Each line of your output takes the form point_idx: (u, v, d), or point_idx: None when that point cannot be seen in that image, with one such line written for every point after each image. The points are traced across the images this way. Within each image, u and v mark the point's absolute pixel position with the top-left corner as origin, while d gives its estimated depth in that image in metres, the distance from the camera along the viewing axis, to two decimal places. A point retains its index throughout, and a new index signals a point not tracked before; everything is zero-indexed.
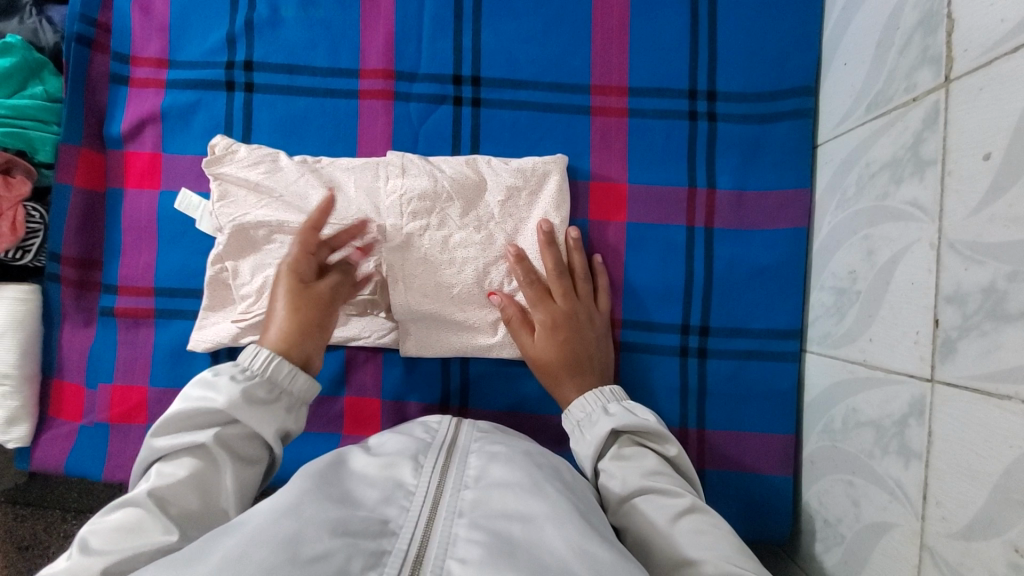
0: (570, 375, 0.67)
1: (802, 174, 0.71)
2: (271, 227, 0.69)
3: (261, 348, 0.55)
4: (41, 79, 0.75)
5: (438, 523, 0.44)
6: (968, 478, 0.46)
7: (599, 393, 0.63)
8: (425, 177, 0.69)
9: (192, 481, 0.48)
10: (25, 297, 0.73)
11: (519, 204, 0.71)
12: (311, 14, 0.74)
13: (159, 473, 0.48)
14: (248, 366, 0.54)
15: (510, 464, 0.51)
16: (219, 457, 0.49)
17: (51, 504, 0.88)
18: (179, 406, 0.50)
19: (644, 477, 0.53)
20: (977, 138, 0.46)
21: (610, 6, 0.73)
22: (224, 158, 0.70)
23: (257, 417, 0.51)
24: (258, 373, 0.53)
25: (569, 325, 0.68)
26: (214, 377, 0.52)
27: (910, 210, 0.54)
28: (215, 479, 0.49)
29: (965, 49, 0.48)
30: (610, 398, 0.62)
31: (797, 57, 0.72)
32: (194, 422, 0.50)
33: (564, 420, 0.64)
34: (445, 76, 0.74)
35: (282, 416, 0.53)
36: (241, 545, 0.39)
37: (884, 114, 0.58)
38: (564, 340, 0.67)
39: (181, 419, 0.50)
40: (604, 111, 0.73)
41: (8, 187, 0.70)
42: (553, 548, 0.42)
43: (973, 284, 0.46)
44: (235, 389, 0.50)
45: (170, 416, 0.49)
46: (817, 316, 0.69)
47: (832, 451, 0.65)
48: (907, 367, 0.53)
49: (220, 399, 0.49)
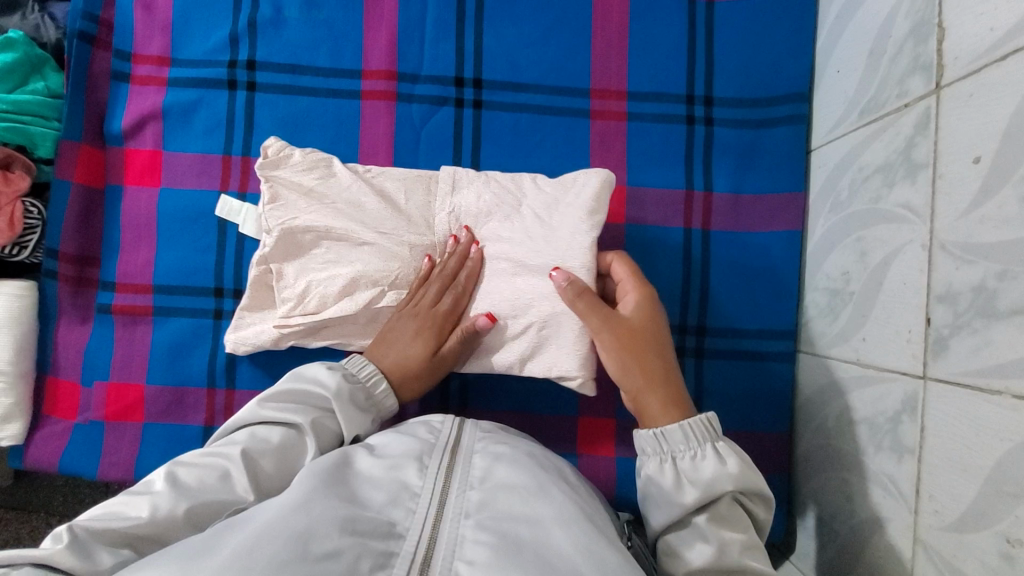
0: (648, 371, 0.58)
1: (797, 178, 0.73)
2: (318, 232, 0.68)
3: (367, 362, 0.64)
4: (42, 75, 0.75)
5: (445, 524, 0.45)
6: (960, 471, 0.47)
7: (703, 421, 0.53)
8: (474, 191, 0.68)
9: (280, 448, 0.54)
10: (20, 293, 0.72)
11: (554, 216, 0.65)
12: (314, 15, 0.75)
13: (256, 432, 0.54)
14: (355, 373, 0.63)
15: (516, 464, 0.51)
16: (309, 435, 0.55)
17: (35, 507, 0.87)
18: (298, 382, 0.58)
19: (745, 554, 0.49)
20: (967, 143, 0.48)
21: (609, 13, 0.75)
22: (279, 161, 0.69)
23: (353, 414, 0.58)
24: (362, 381, 0.62)
25: (640, 336, 0.59)
26: (325, 373, 0.59)
27: (902, 212, 0.55)
28: (296, 454, 0.54)
29: (955, 57, 0.50)
30: (715, 434, 0.53)
31: (791, 64, 0.73)
32: (301, 401, 0.57)
33: (645, 433, 0.54)
34: (447, 78, 0.75)
35: (366, 423, 0.60)
36: (251, 539, 0.40)
37: (877, 119, 0.60)
38: (650, 323, 0.60)
39: (289, 395, 0.57)
40: (603, 114, 0.75)
41: (7, 182, 0.70)
42: (561, 548, 0.43)
43: (965, 283, 0.47)
44: (342, 384, 0.58)
45: (280, 390, 0.57)
46: (811, 317, 0.70)
47: (827, 449, 0.66)
48: (899, 365, 0.54)
49: (331, 385, 0.58)
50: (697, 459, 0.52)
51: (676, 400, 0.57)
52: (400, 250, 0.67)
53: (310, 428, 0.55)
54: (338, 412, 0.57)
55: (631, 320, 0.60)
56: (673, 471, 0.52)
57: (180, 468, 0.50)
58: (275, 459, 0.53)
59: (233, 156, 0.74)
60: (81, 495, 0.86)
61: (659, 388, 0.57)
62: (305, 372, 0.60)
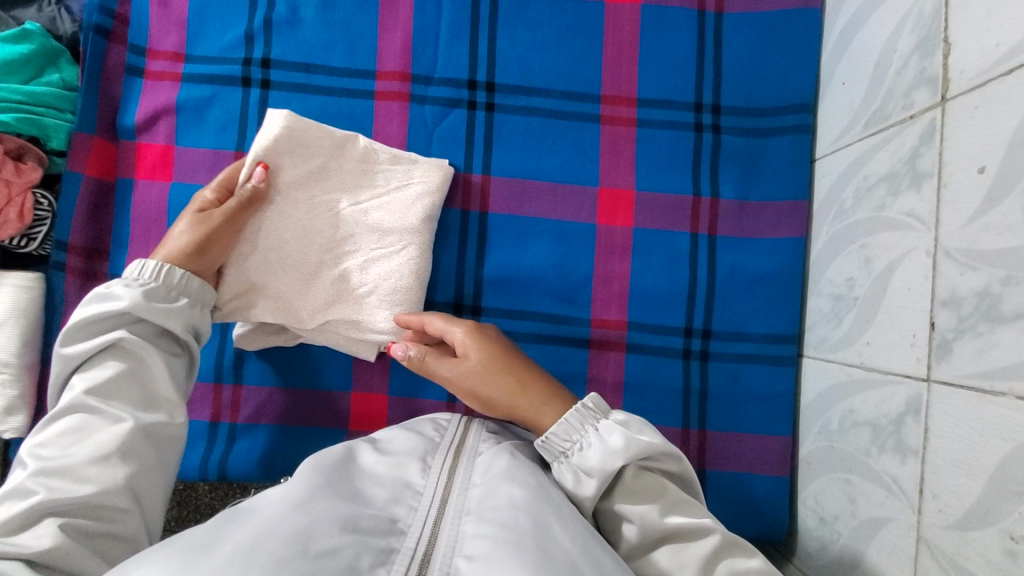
0: (510, 396, 0.62)
1: (801, 186, 0.75)
2: (311, 235, 0.70)
3: (145, 261, 0.60)
4: (58, 67, 0.75)
5: (446, 522, 0.46)
6: (964, 471, 0.48)
7: (579, 411, 0.56)
8: (435, 171, 0.72)
9: (121, 375, 0.55)
10: (27, 285, 0.72)
11: (346, 230, 0.71)
12: (330, 16, 0.75)
13: (85, 378, 0.54)
14: (138, 277, 0.60)
15: (513, 462, 0.53)
16: (136, 352, 0.56)
17: None
18: (83, 312, 0.56)
19: (666, 519, 0.51)
20: (972, 154, 0.50)
21: (621, 21, 0.76)
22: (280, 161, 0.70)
23: (164, 313, 0.58)
24: (150, 280, 0.59)
25: (485, 376, 0.63)
26: (109, 290, 0.58)
27: (907, 220, 0.57)
28: (146, 371, 0.57)
29: (961, 71, 0.52)
30: (595, 415, 0.56)
31: (797, 75, 0.75)
32: (102, 325, 0.57)
33: (539, 444, 0.57)
34: (461, 81, 0.76)
35: (188, 312, 0.61)
36: (254, 535, 0.40)
37: (882, 130, 0.62)
38: (487, 341, 0.64)
39: (87, 326, 0.56)
40: (614, 120, 0.76)
41: (19, 173, 0.70)
42: (561, 543, 0.44)
43: (969, 288, 0.49)
44: (137, 292, 0.57)
45: (74, 326, 0.56)
46: (815, 322, 0.72)
47: (829, 451, 0.67)
48: (903, 368, 0.56)
49: (124, 299, 0.56)
50: (584, 448, 0.54)
51: (505, 400, 0.62)
52: (389, 238, 0.71)
53: (135, 344, 0.56)
54: (149, 318, 0.57)
55: (472, 359, 0.64)
56: (570, 469, 0.54)
57: (38, 445, 0.51)
58: (126, 386, 0.55)
59: (245, 153, 0.75)
60: None
61: (531, 406, 0.61)
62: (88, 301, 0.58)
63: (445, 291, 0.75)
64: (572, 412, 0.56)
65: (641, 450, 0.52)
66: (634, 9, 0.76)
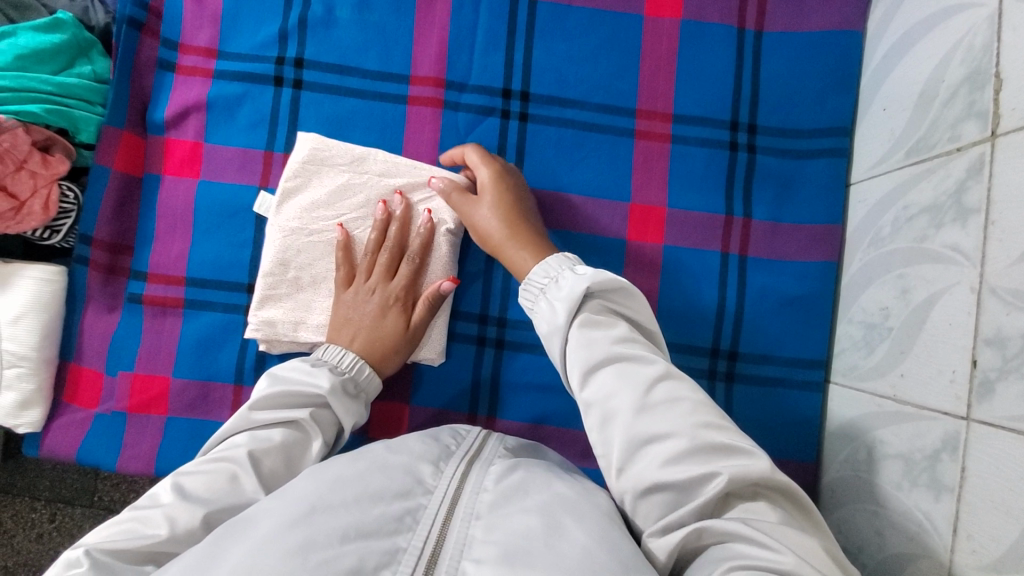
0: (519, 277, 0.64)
1: (834, 211, 0.74)
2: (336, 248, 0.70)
3: (346, 351, 0.65)
4: (89, 59, 0.74)
5: (455, 524, 0.45)
6: (1002, 513, 0.48)
7: (561, 258, 0.59)
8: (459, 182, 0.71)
9: (282, 446, 0.55)
10: (48, 278, 0.71)
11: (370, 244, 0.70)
12: (365, 17, 0.74)
13: (253, 437, 0.55)
14: (338, 364, 0.64)
15: (529, 475, 0.52)
16: (308, 432, 0.57)
17: (19, 491, 0.86)
18: (281, 384, 0.58)
19: (617, 345, 0.51)
20: (1021, 192, 0.49)
21: (660, 35, 0.75)
22: (314, 171, 0.70)
23: (348, 406, 0.61)
24: (347, 371, 0.63)
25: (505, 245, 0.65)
26: (314, 369, 0.61)
27: (950, 254, 0.56)
28: (301, 450, 0.57)
29: (1012, 108, 0.51)
30: (571, 263, 0.59)
31: (835, 98, 0.74)
32: (291, 400, 0.58)
33: (520, 291, 0.60)
34: (496, 89, 0.75)
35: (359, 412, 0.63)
36: (250, 551, 0.40)
37: (925, 160, 0.61)
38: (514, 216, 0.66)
39: (279, 397, 0.57)
40: (648, 135, 0.75)
41: (46, 165, 0.68)
42: (576, 539, 0.44)
43: (1014, 328, 0.48)
44: (337, 378, 0.61)
45: (267, 395, 0.57)
46: (844, 348, 0.71)
47: (855, 480, 0.67)
48: (940, 405, 0.55)
49: (324, 383, 0.59)
50: (559, 283, 0.56)
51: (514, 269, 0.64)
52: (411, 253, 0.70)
53: (311, 424, 0.57)
54: (333, 406, 0.60)
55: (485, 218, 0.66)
56: (547, 301, 0.56)
57: (184, 477, 0.50)
58: (281, 457, 0.55)
59: (275, 153, 0.74)
60: (71, 482, 0.86)
61: None
62: (284, 373, 0.60)
63: (470, 304, 0.74)
64: (557, 257, 0.59)
65: (595, 274, 0.54)
66: (674, 24, 0.75)
